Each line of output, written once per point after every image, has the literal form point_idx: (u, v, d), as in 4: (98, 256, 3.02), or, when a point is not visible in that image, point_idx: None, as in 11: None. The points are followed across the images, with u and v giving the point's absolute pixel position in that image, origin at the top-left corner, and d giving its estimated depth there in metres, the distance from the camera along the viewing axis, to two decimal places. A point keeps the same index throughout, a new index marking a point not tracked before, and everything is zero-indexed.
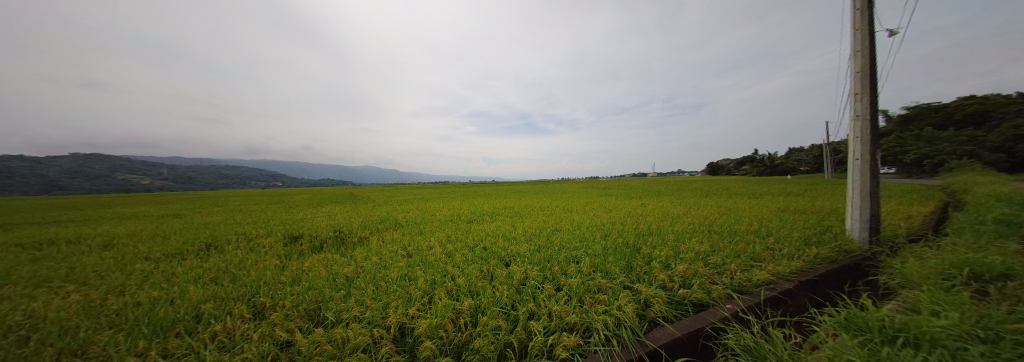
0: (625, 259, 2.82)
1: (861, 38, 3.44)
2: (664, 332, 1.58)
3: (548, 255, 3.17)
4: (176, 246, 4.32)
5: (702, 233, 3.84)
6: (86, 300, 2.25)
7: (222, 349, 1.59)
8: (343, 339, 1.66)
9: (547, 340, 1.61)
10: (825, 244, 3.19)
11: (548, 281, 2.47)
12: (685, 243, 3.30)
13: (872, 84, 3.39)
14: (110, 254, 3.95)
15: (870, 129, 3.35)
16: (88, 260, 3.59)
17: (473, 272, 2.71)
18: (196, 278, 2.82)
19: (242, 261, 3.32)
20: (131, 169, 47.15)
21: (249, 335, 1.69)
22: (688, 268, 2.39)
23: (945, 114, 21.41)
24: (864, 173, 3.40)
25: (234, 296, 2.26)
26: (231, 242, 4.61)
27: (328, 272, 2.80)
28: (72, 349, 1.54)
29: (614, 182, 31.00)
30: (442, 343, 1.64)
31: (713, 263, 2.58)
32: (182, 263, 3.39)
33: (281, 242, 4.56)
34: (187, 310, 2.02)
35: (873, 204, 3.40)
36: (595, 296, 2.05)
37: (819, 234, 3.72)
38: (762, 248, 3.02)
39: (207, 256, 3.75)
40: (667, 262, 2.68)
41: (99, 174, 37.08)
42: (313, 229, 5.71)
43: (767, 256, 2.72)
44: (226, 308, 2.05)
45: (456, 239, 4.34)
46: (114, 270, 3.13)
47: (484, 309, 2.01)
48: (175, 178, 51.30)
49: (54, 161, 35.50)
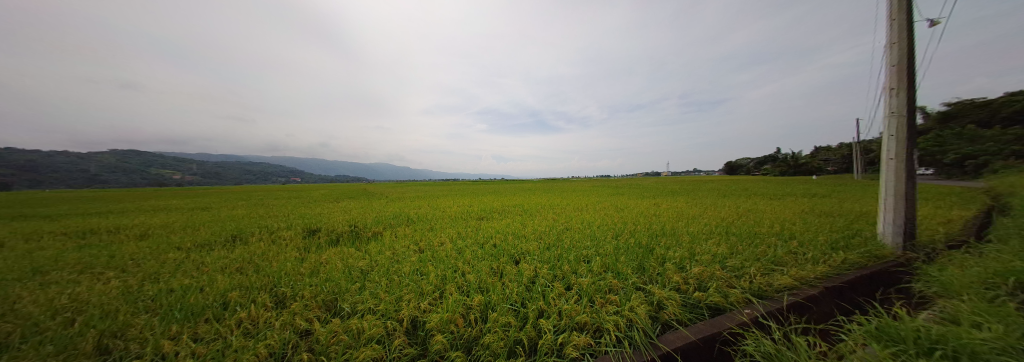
0: (638, 259, 2.77)
1: (899, 30, 3.20)
2: (678, 335, 1.54)
3: (558, 254, 3.14)
4: (205, 237, 4.59)
5: (720, 235, 3.72)
6: (125, 286, 2.43)
7: (247, 334, 1.68)
8: (359, 329, 1.71)
9: (556, 338, 1.61)
10: (853, 249, 3.02)
11: (558, 280, 2.45)
12: (701, 244, 3.21)
13: (910, 78, 3.15)
14: (148, 243, 4.24)
15: (907, 126, 3.13)
16: (127, 249, 3.86)
17: (484, 268, 2.73)
18: (224, 268, 2.98)
19: (265, 253, 3.49)
20: (165, 164, 50.39)
21: (271, 322, 1.77)
22: (705, 270, 2.32)
23: (992, 110, 19.66)
24: (901, 174, 3.16)
25: (258, 285, 2.38)
26: (255, 234, 4.85)
27: (344, 265, 2.89)
28: (112, 330, 1.67)
29: (626, 181, 30.72)
30: (452, 337, 1.67)
31: (732, 266, 2.49)
32: (210, 253, 3.59)
33: (300, 235, 4.76)
34: (215, 298, 2.14)
35: (909, 208, 3.17)
36: (606, 296, 2.03)
37: (847, 238, 3.51)
38: (785, 251, 2.90)
39: (233, 247, 3.96)
40: (681, 263, 2.62)
41: (136, 169, 39.77)
42: (329, 223, 5.91)
43: (790, 260, 2.61)
44: (251, 296, 2.16)
45: (466, 235, 4.39)
46: (149, 259, 3.36)
47: (494, 305, 2.02)
48: (203, 174, 54.31)
49: (97, 157, 38.33)
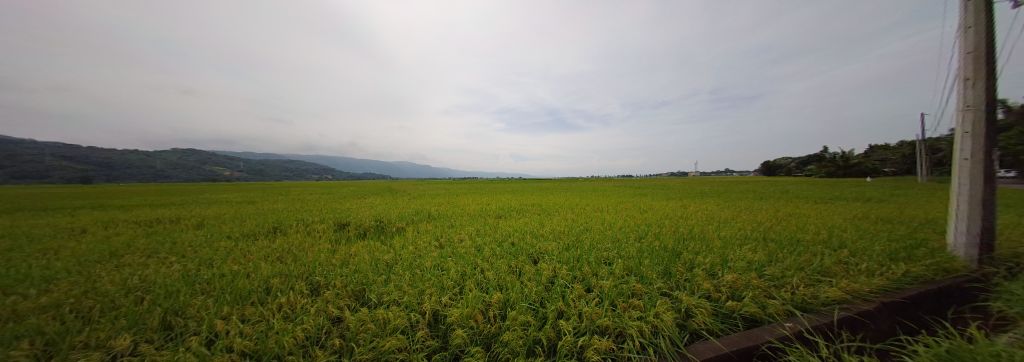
0: (663, 263, 2.65)
1: (976, 12, 2.78)
2: (709, 346, 1.45)
3: (578, 254, 3.09)
4: (250, 228, 5.04)
5: (756, 240, 3.46)
6: (185, 270, 2.73)
7: (287, 318, 1.82)
8: (385, 319, 1.80)
9: (576, 340, 1.58)
10: (916, 260, 2.68)
11: (578, 281, 2.41)
12: (734, 250, 3.02)
13: (991, 67, 2.72)
14: (202, 232, 4.74)
15: (986, 121, 2.70)
16: (186, 236, 4.33)
17: (503, 266, 2.74)
18: (265, 256, 3.24)
19: (301, 244, 3.76)
20: (216, 162, 55.98)
21: (307, 308, 1.91)
22: (738, 278, 2.18)
23: None
24: (978, 176, 2.74)
25: (296, 274, 2.57)
26: (293, 226, 5.25)
27: (370, 258, 3.04)
28: (175, 309, 1.89)
29: (649, 181, 29.48)
30: (472, 332, 1.70)
31: (770, 275, 2.31)
32: (254, 243, 3.94)
33: (331, 228, 5.09)
34: (260, 283, 2.34)
35: (988, 215, 2.75)
36: (629, 301, 1.96)
37: (908, 248, 3.12)
38: (833, 261, 2.63)
39: (273, 237, 4.31)
40: (712, 270, 2.47)
41: (193, 167, 44.52)
42: (357, 218, 6.25)
43: (838, 271, 2.36)
44: (290, 283, 2.35)
45: (485, 233, 4.45)
46: (204, 246, 3.75)
47: (513, 303, 2.03)
48: (248, 170, 59.63)
49: (162, 156, 43.37)
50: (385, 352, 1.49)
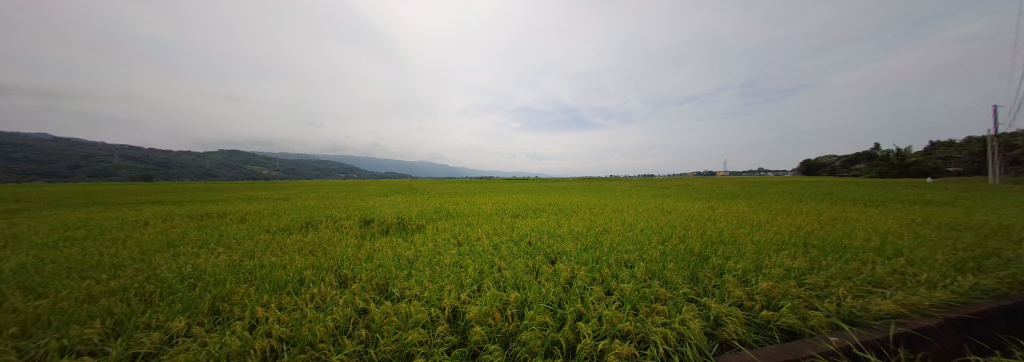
0: (688, 268, 2.53)
1: None
2: (741, 358, 1.36)
3: (597, 256, 3.03)
4: (285, 223, 5.43)
5: (794, 246, 3.20)
6: (230, 260, 3.00)
7: (319, 308, 1.95)
8: (407, 313, 1.86)
9: (596, 344, 1.54)
10: (990, 272, 2.35)
11: (598, 284, 2.36)
12: (769, 256, 2.81)
13: None
14: (244, 226, 5.16)
15: None
16: (230, 230, 4.74)
17: (520, 266, 2.75)
18: (299, 249, 3.48)
19: (329, 239, 3.99)
20: (256, 162, 60.83)
21: (337, 299, 2.03)
22: (774, 286, 2.03)
23: None
24: None
25: (326, 266, 2.74)
26: (322, 222, 5.59)
27: (392, 253, 3.17)
28: (222, 295, 2.07)
29: (672, 181, 28.18)
30: (490, 330, 1.71)
31: (811, 284, 2.13)
32: (288, 237, 4.24)
33: (357, 224, 5.35)
34: (295, 274, 2.51)
35: None
36: (652, 306, 1.89)
37: (980, 258, 2.74)
38: (886, 270, 2.37)
39: (305, 232, 4.61)
40: (745, 276, 2.32)
41: (236, 166, 48.69)
42: (380, 215, 6.53)
43: (892, 281, 2.13)
44: (321, 275, 2.51)
45: (502, 232, 4.48)
46: (246, 239, 4.10)
47: (531, 303, 2.02)
48: (283, 169, 64.23)
49: (210, 157, 47.80)
50: (407, 344, 1.54)
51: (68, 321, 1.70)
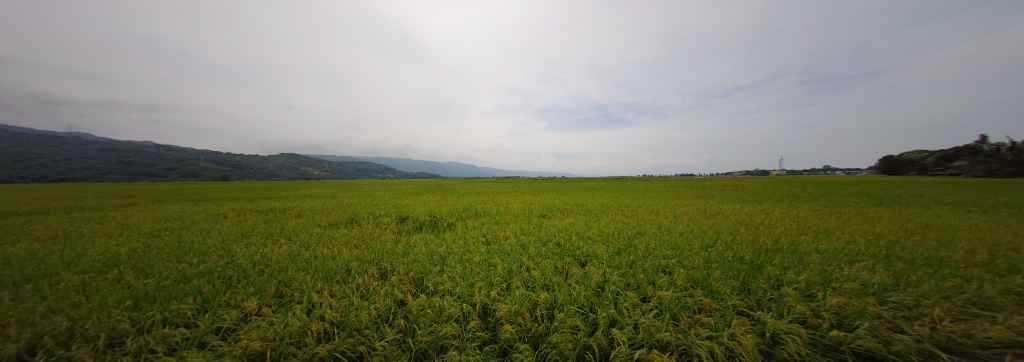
0: (738, 277, 2.30)
1: None
2: None
3: (631, 259, 2.89)
4: (333, 218, 6.00)
5: (872, 257, 2.74)
6: (289, 250, 3.40)
7: (363, 296, 2.13)
8: (440, 307, 1.93)
9: (632, 352, 1.48)
10: None
11: (632, 289, 2.24)
12: (839, 268, 2.44)
13: None
14: (299, 220, 5.80)
15: None
16: (289, 223, 5.37)
17: (549, 266, 2.72)
18: (345, 242, 3.82)
19: (370, 234, 4.31)
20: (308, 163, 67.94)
21: (378, 290, 2.19)
22: (846, 302, 1.77)
23: None
24: None
25: (369, 259, 2.97)
26: (364, 218, 6.07)
27: (426, 249, 3.34)
28: (284, 281, 2.35)
29: (714, 181, 25.83)
30: (520, 330, 1.72)
31: (896, 302, 1.81)
32: (336, 231, 4.68)
33: (394, 221, 5.72)
34: (343, 266, 2.76)
35: None
36: (695, 317, 1.75)
37: None
38: (1001, 290, 1.93)
39: (349, 227, 5.05)
40: (809, 290, 2.05)
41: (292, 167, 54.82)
42: (414, 213, 6.89)
43: (1011, 304, 1.73)
44: (364, 267, 2.72)
45: (529, 231, 4.47)
46: (302, 232, 4.60)
47: (560, 305, 1.99)
48: (330, 170, 70.97)
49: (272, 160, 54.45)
50: (441, 337, 1.60)
51: (171, 297, 2.06)
